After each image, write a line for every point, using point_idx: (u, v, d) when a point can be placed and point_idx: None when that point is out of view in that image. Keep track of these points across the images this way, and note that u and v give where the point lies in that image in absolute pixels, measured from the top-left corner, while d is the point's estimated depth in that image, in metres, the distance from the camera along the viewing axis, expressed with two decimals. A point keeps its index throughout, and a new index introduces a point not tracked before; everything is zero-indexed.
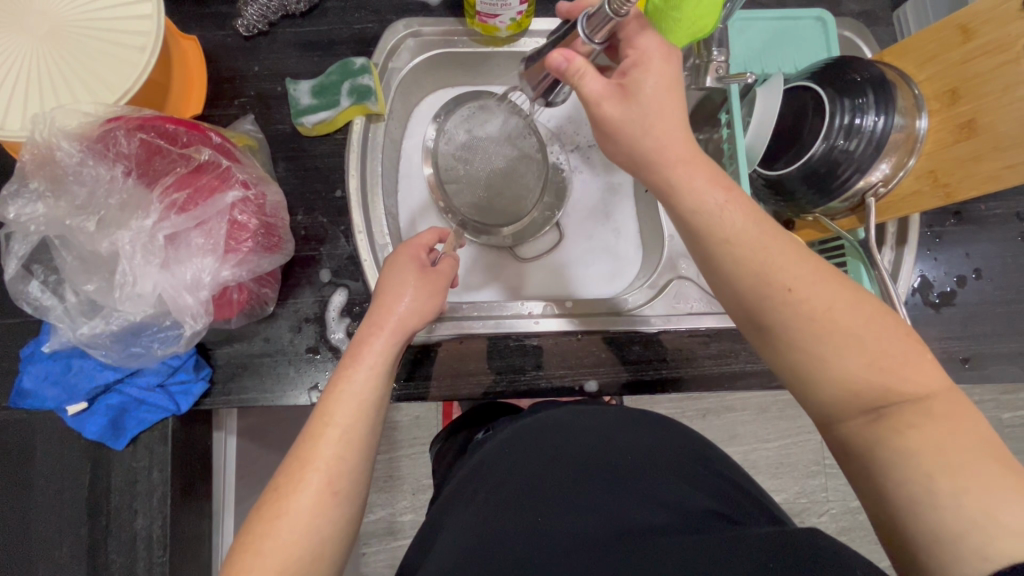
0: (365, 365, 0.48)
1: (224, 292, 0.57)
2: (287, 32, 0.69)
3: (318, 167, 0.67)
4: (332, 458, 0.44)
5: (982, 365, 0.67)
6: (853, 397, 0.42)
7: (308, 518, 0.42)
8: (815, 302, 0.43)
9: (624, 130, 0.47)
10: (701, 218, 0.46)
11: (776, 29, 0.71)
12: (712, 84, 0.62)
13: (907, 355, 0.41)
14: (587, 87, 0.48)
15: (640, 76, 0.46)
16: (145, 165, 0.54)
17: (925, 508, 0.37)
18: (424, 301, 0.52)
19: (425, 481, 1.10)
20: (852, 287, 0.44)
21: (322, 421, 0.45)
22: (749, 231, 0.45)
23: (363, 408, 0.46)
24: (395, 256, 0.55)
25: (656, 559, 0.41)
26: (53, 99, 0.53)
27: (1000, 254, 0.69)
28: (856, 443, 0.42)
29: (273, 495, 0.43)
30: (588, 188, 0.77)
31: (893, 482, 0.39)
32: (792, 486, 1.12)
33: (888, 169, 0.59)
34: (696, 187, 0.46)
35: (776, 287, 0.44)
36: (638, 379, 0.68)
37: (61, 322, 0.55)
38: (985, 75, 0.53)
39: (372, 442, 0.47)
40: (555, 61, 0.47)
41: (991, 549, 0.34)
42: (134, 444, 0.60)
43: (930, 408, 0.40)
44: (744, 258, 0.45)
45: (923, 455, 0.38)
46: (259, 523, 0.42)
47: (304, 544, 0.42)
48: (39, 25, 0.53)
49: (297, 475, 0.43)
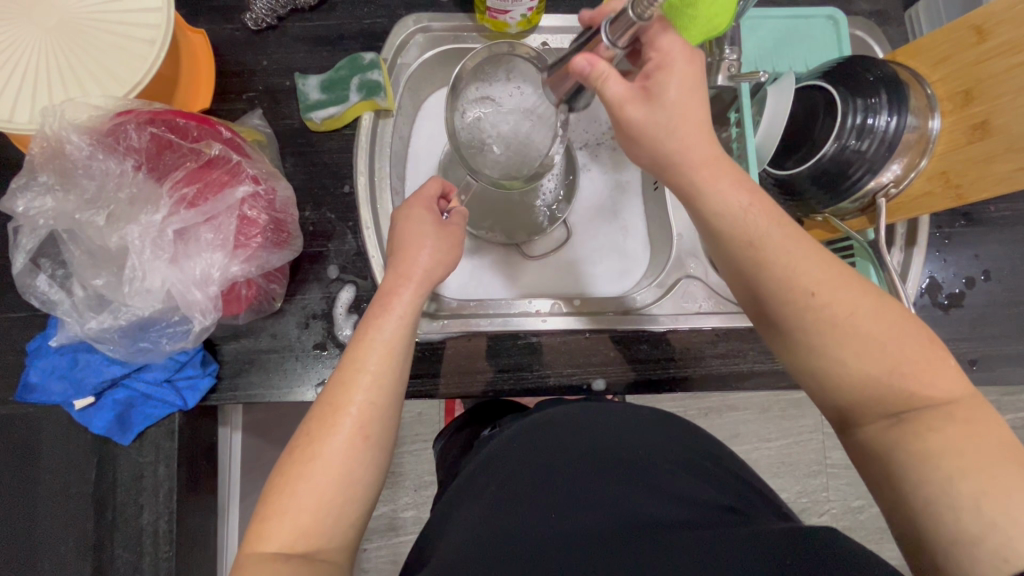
0: (394, 314, 0.48)
1: (232, 288, 0.57)
2: (296, 27, 0.69)
3: (326, 163, 0.67)
4: (364, 405, 0.44)
5: (990, 367, 0.67)
6: (873, 400, 0.42)
7: (340, 461, 0.43)
8: (838, 305, 0.43)
9: (647, 133, 0.47)
10: (724, 219, 0.45)
11: (787, 29, 0.70)
12: (723, 83, 0.63)
13: (928, 359, 0.41)
14: (610, 91, 0.47)
15: (664, 79, 0.46)
16: (155, 160, 0.53)
17: (945, 510, 0.36)
18: (444, 250, 0.53)
19: (428, 477, 1.10)
20: (874, 291, 0.44)
21: (353, 368, 0.46)
22: (776, 235, 0.44)
23: (392, 354, 0.47)
24: (409, 207, 0.55)
25: (669, 544, 0.41)
26: (62, 92, 0.52)
27: (1009, 256, 0.69)
28: (874, 444, 0.42)
29: (304, 440, 0.44)
30: (595, 186, 0.76)
31: (911, 482, 0.39)
32: (794, 485, 1.13)
33: (900, 170, 0.59)
34: (722, 187, 0.45)
35: (799, 293, 0.43)
36: (644, 377, 0.68)
37: (68, 316, 0.54)
38: (999, 76, 0.53)
39: (402, 390, 0.48)
40: (577, 65, 0.47)
41: (1009, 550, 0.34)
42: (141, 439, 0.60)
43: (950, 412, 0.40)
44: (767, 262, 0.44)
45: (941, 457, 0.38)
46: (290, 467, 0.43)
47: (336, 486, 0.42)
48: (49, 18, 0.53)
49: (327, 421, 0.44)
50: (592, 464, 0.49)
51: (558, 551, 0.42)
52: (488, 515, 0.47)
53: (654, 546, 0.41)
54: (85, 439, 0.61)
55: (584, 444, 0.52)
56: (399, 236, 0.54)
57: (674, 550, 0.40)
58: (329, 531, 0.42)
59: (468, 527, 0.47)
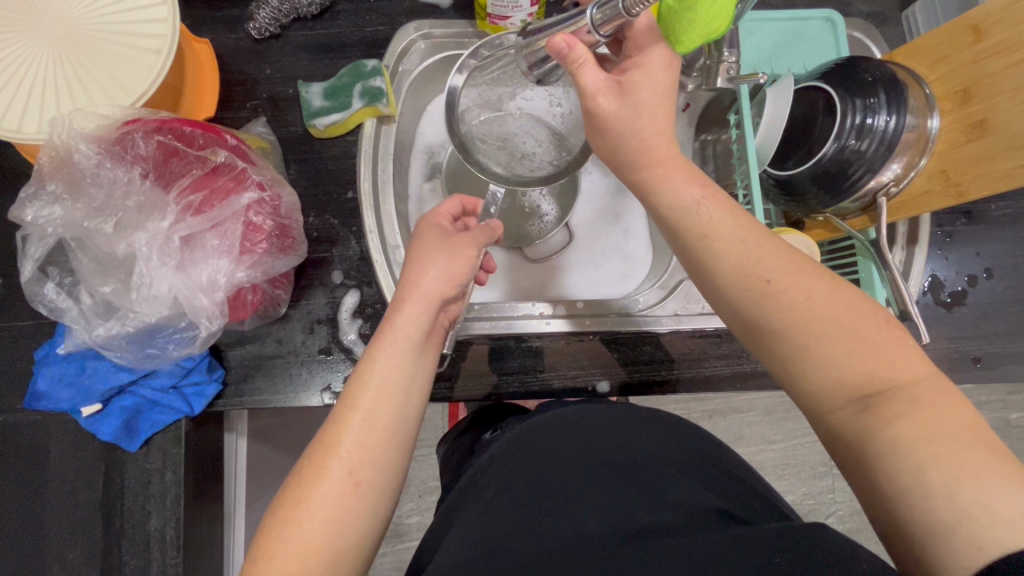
0: (390, 343, 0.48)
1: (239, 293, 0.58)
2: (299, 35, 0.69)
3: (329, 169, 0.68)
4: (354, 448, 0.44)
5: (993, 365, 0.67)
6: (839, 386, 0.42)
7: (333, 502, 0.42)
8: (791, 293, 0.43)
9: (616, 126, 0.48)
10: (679, 215, 0.47)
11: (784, 31, 0.71)
12: (723, 85, 0.60)
13: (886, 342, 0.41)
14: (585, 78, 0.47)
15: (640, 77, 0.47)
16: (162, 167, 0.54)
17: (918, 502, 0.36)
18: (449, 259, 0.51)
19: (432, 483, 1.10)
20: (827, 276, 0.44)
21: (347, 406, 0.46)
22: (728, 226, 0.45)
23: (389, 390, 0.46)
24: (422, 230, 0.54)
25: (659, 550, 0.40)
26: (69, 102, 0.53)
27: (1011, 252, 0.69)
28: (846, 432, 0.41)
29: (296, 481, 0.43)
30: (598, 189, 0.77)
31: (886, 475, 0.38)
32: (800, 487, 1.12)
33: (900, 169, 0.59)
34: (673, 186, 0.47)
35: (755, 281, 0.44)
36: (647, 378, 0.68)
37: (77, 323, 0.55)
38: (997, 74, 0.53)
39: (402, 429, 0.47)
40: (557, 45, 0.46)
41: (983, 539, 0.33)
42: (148, 445, 0.60)
43: (915, 396, 0.39)
44: (722, 250, 0.45)
45: (911, 446, 0.37)
46: (283, 510, 0.42)
47: (328, 531, 0.42)
48: (56, 30, 0.53)
49: (321, 461, 0.44)
50: (575, 471, 0.50)
51: (550, 560, 0.42)
52: (480, 521, 0.47)
53: (640, 554, 0.41)
54: (91, 447, 0.61)
55: (567, 450, 0.52)
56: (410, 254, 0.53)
57: (664, 557, 0.40)
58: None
59: (466, 531, 0.47)
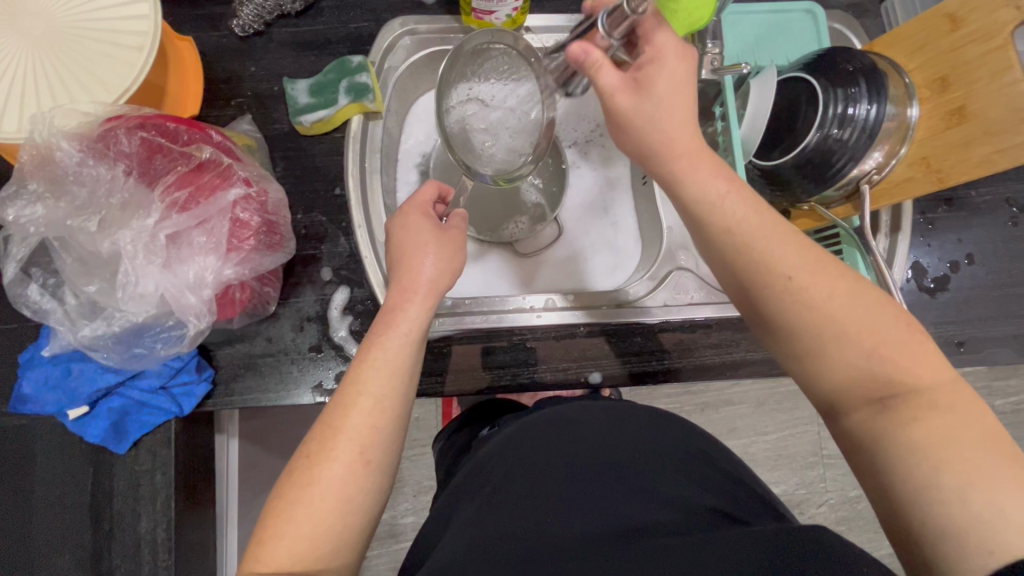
0: (400, 332, 0.48)
1: (226, 292, 0.57)
2: (283, 32, 0.69)
3: (316, 166, 0.67)
4: (363, 429, 0.44)
5: (977, 349, 0.68)
6: (857, 386, 0.42)
7: (341, 485, 0.42)
8: (814, 290, 0.43)
9: (636, 122, 0.49)
10: (703, 207, 0.47)
11: (766, 23, 0.72)
12: (707, 76, 0.63)
13: (909, 347, 0.42)
14: (602, 79, 0.49)
15: (654, 71, 0.48)
16: (145, 164, 0.54)
17: (930, 501, 0.36)
18: (447, 254, 0.52)
19: (427, 482, 1.09)
20: (851, 277, 0.44)
21: (355, 390, 0.45)
22: (752, 218, 0.46)
23: (396, 376, 0.46)
24: (404, 216, 0.54)
25: (660, 547, 0.41)
26: (50, 100, 0.53)
27: (991, 239, 0.71)
28: (860, 432, 0.42)
29: (304, 462, 0.43)
30: (586, 183, 0.77)
31: (897, 468, 0.38)
32: (791, 477, 1.13)
33: (881, 158, 0.60)
34: (699, 177, 0.47)
35: (777, 276, 0.44)
36: (639, 369, 0.69)
37: (61, 324, 0.55)
38: (972, 63, 0.55)
39: (405, 412, 0.47)
40: (574, 52, 0.48)
41: (995, 542, 0.33)
42: (137, 448, 0.59)
43: (933, 400, 0.40)
44: (746, 243, 0.45)
45: (927, 447, 0.37)
46: (289, 493, 0.42)
47: (335, 512, 0.42)
48: (34, 28, 0.53)
49: (327, 444, 0.43)
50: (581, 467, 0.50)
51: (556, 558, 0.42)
52: (484, 515, 0.47)
53: (646, 550, 0.41)
54: (78, 450, 0.60)
55: (572, 449, 0.51)
56: (400, 246, 0.53)
57: (663, 556, 0.40)
58: (330, 555, 0.42)
59: (470, 525, 0.47)
